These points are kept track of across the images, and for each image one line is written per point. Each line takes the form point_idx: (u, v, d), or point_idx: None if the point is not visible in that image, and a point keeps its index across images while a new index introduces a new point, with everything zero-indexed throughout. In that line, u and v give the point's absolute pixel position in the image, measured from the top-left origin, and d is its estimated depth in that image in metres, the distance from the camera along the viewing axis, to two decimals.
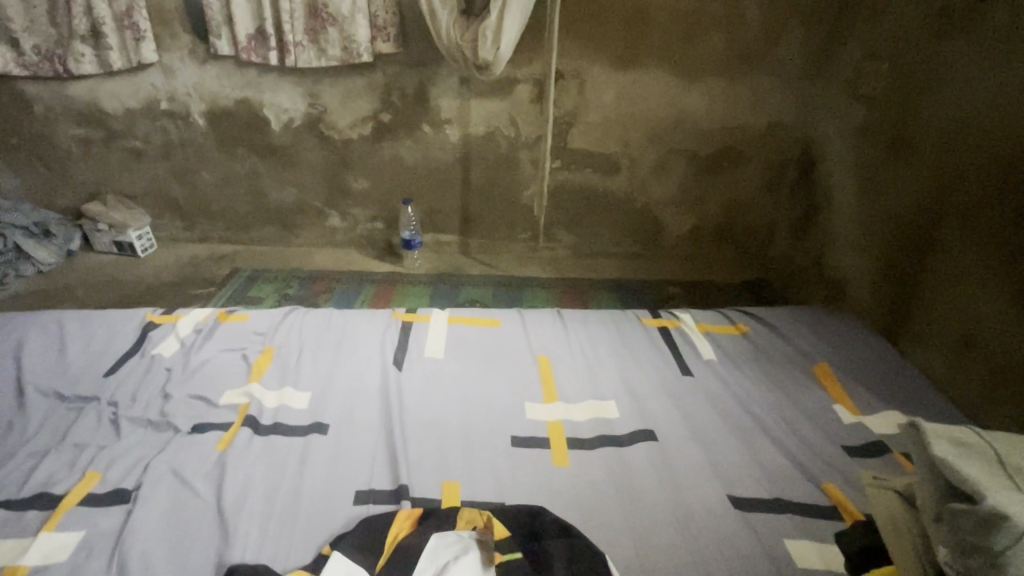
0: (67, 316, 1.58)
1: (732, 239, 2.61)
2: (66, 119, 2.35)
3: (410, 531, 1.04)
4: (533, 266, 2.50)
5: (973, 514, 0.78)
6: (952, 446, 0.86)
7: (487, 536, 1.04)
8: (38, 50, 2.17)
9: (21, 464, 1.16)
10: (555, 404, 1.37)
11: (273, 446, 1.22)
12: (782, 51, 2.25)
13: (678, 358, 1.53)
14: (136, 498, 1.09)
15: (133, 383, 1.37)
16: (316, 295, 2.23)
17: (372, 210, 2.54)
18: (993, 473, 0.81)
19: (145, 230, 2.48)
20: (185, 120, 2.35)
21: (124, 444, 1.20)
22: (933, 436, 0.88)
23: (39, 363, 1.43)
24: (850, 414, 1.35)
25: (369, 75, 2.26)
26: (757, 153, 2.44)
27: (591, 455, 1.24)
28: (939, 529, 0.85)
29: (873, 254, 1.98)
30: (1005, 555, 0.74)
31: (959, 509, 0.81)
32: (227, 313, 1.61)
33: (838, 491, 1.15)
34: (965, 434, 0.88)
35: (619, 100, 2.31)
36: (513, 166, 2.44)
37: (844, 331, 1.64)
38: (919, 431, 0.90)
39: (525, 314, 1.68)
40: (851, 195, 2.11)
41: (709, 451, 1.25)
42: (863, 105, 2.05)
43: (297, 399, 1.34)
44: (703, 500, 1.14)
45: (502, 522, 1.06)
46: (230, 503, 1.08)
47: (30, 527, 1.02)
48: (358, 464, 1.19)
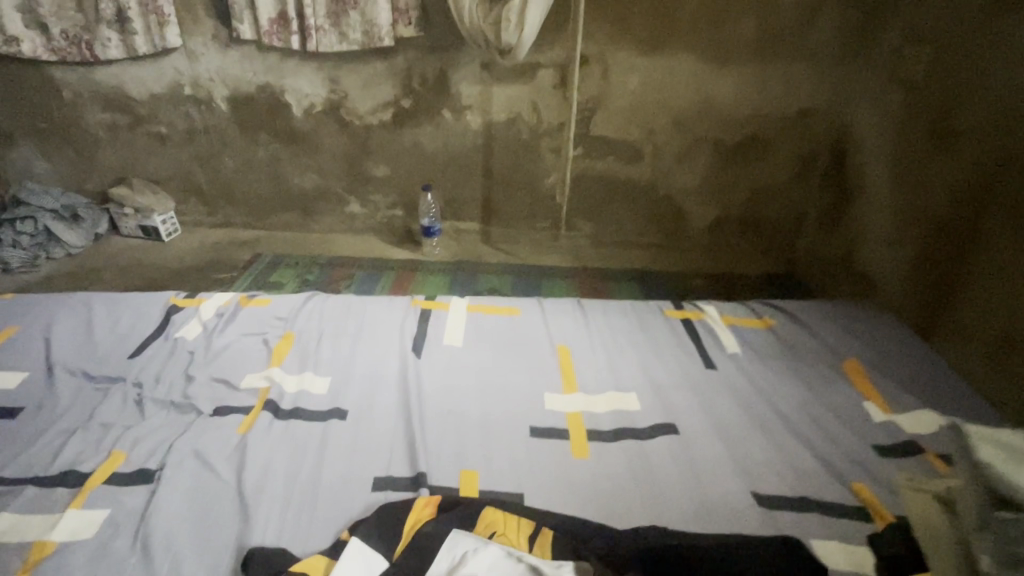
0: (95, 298, 1.61)
1: (758, 231, 2.53)
2: (94, 103, 2.38)
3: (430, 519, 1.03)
4: (553, 255, 2.46)
5: None
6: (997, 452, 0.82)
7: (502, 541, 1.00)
8: (66, 35, 2.20)
9: (50, 441, 1.18)
10: (575, 395, 1.35)
11: (294, 430, 1.22)
12: (817, 34, 2.15)
13: (701, 351, 1.49)
14: (159, 478, 1.10)
15: (157, 364, 1.39)
16: (335, 282, 2.24)
17: (392, 197, 2.53)
18: None
19: (170, 215, 2.52)
20: (209, 105, 2.37)
21: (149, 424, 1.22)
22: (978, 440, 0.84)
23: (68, 343, 1.46)
24: (880, 412, 1.30)
25: (390, 60, 2.24)
26: (787, 141, 2.35)
27: (611, 447, 1.22)
28: (981, 537, 0.81)
29: (909, 247, 1.91)
30: None
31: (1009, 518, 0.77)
32: (249, 297, 1.62)
33: (868, 491, 1.11)
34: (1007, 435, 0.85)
35: (644, 85, 2.25)
36: (534, 153, 2.41)
37: (875, 326, 1.58)
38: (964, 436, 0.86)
39: (544, 303, 1.66)
40: (886, 186, 2.03)
41: (731, 446, 1.23)
42: (903, 91, 1.96)
43: (317, 384, 1.34)
44: (726, 497, 1.11)
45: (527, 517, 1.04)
46: (250, 486, 1.09)
47: (58, 504, 1.04)
48: (376, 450, 1.19)
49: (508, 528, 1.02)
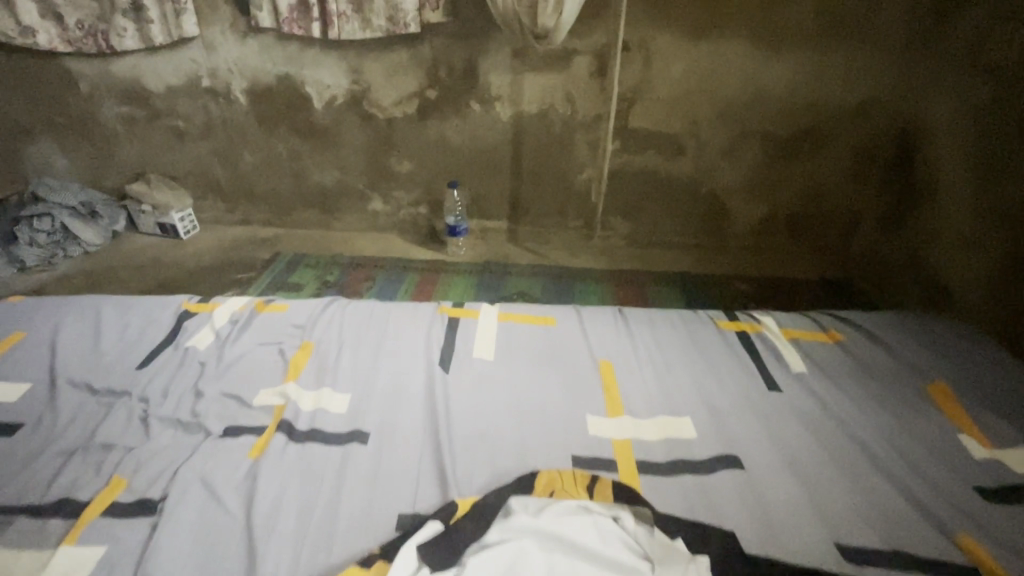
0: (105, 303, 1.52)
1: (811, 231, 2.33)
2: (110, 96, 2.30)
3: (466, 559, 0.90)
4: (586, 256, 2.31)
5: None
6: None
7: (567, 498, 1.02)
8: (82, 26, 2.12)
9: (47, 463, 1.08)
10: (622, 419, 1.20)
11: (310, 455, 1.10)
12: (884, 14, 1.94)
13: (762, 370, 1.33)
14: (161, 510, 0.99)
15: (165, 378, 1.28)
16: (356, 284, 2.12)
17: (416, 193, 2.41)
18: None
19: (188, 212, 2.43)
20: (227, 98, 2.27)
21: (153, 446, 1.11)
22: None
23: (73, 351, 1.36)
24: (980, 446, 1.12)
25: (415, 48, 2.11)
26: (847, 133, 2.14)
27: (666, 482, 1.06)
28: None
29: (998, 252, 1.71)
30: None
31: None
32: (264, 303, 1.52)
33: (977, 545, 0.93)
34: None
35: (690, 73, 2.07)
36: (567, 147, 2.25)
37: (963, 343, 1.39)
38: None
39: (582, 312, 1.51)
40: (968, 184, 1.83)
41: (808, 485, 1.06)
42: (989, 77, 1.76)
43: (336, 402, 1.22)
44: (808, 548, 0.95)
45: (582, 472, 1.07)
46: (260, 522, 0.97)
47: (51, 537, 0.94)
48: (401, 481, 1.06)
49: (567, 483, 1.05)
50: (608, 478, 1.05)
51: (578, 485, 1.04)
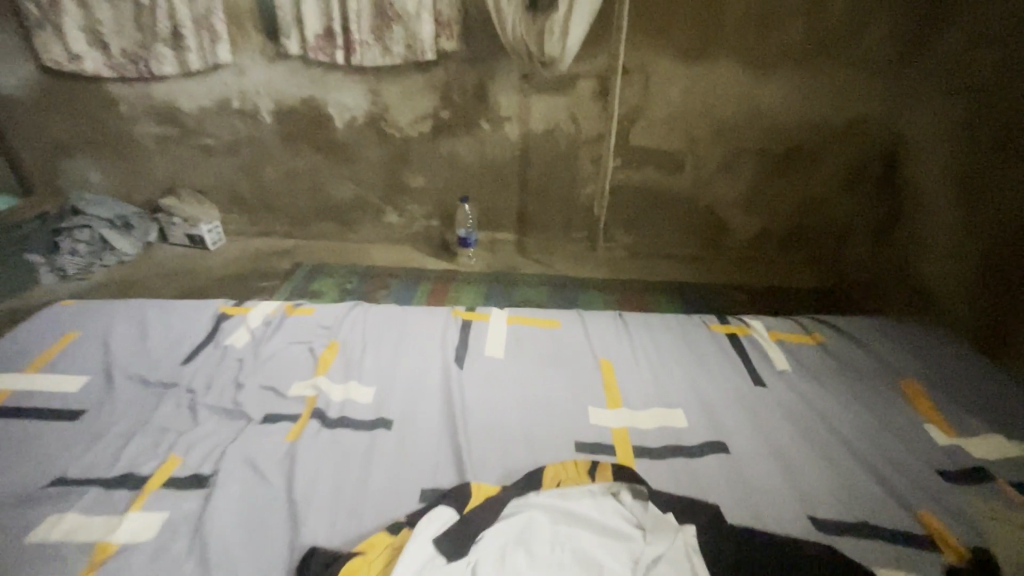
0: (149, 305, 1.67)
1: (804, 242, 2.46)
2: (147, 117, 2.48)
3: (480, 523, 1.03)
4: (589, 266, 2.44)
5: None
6: None
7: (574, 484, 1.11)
8: (125, 53, 2.30)
9: (109, 444, 1.22)
10: (620, 410, 1.32)
11: (341, 438, 1.23)
12: (870, 39, 2.09)
13: (749, 367, 1.45)
14: (212, 484, 1.12)
15: (208, 371, 1.43)
16: (373, 291, 2.27)
17: (429, 207, 2.56)
18: None
19: (215, 224, 2.59)
20: (255, 118, 2.44)
21: (202, 430, 1.25)
22: None
23: (124, 348, 1.51)
24: (944, 435, 1.23)
25: (430, 73, 2.28)
26: (837, 150, 2.28)
27: (659, 464, 1.19)
28: None
29: (974, 260, 1.83)
30: None
31: None
32: (294, 306, 1.66)
33: (935, 519, 1.05)
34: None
35: (686, 95, 2.23)
36: (571, 163, 2.40)
37: (935, 343, 1.51)
38: None
39: (585, 315, 1.64)
40: (948, 197, 1.96)
41: (787, 467, 1.18)
42: (966, 98, 1.89)
43: (362, 394, 1.35)
44: (784, 521, 1.06)
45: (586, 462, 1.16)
46: (300, 494, 1.10)
47: (119, 505, 1.08)
48: (423, 461, 1.19)
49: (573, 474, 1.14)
50: (609, 463, 1.15)
51: (580, 470, 1.14)
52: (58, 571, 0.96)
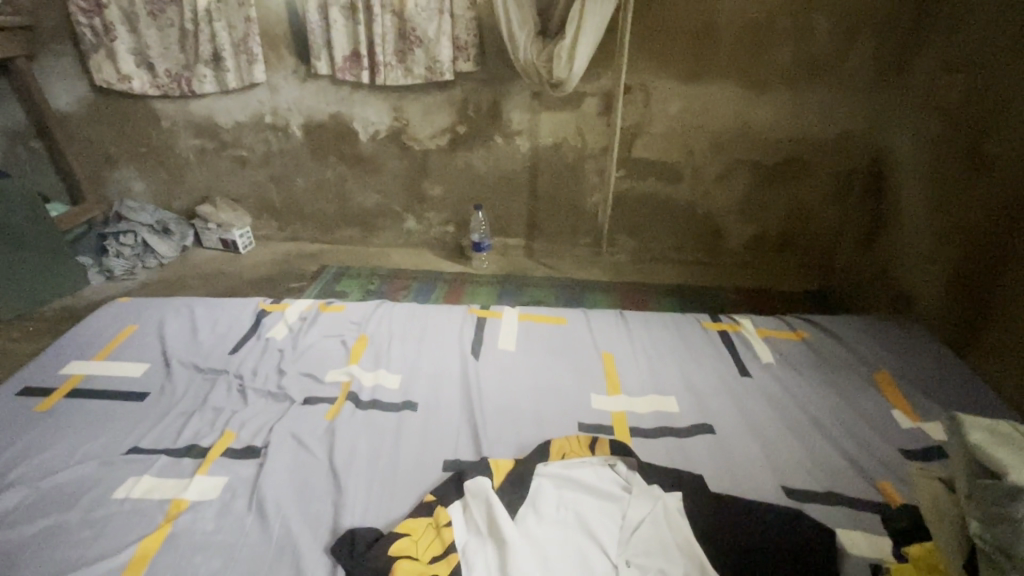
0: (196, 303, 1.86)
1: (794, 248, 2.61)
2: (187, 131, 2.69)
3: (499, 486, 1.19)
4: (594, 270, 2.61)
5: (997, 488, 0.84)
6: (987, 434, 0.91)
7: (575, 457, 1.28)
8: (169, 73, 2.52)
9: (174, 420, 1.41)
10: (619, 396, 1.49)
11: (373, 417, 1.41)
12: (853, 61, 2.25)
13: (737, 360, 1.61)
14: (264, 454, 1.30)
15: (253, 360, 1.61)
16: (394, 291, 2.45)
17: (445, 214, 2.74)
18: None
19: (246, 229, 2.80)
20: (285, 132, 2.65)
21: (252, 409, 1.44)
22: (970, 425, 0.93)
23: (178, 339, 1.70)
24: (907, 419, 1.39)
25: (448, 91, 2.47)
26: (825, 163, 2.44)
27: (652, 442, 1.35)
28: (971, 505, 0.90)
29: (944, 266, 1.98)
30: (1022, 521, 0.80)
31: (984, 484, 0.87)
32: (326, 304, 1.84)
33: (891, 488, 1.20)
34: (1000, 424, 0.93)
35: (684, 112, 2.39)
36: (578, 174, 2.58)
37: (907, 340, 1.65)
38: (957, 421, 0.96)
39: (589, 313, 1.81)
40: (922, 207, 2.11)
41: (766, 446, 1.33)
42: (937, 116, 2.05)
43: (390, 380, 1.53)
44: (761, 490, 1.22)
45: (586, 437, 1.32)
46: (340, 463, 1.28)
47: (188, 470, 1.26)
48: (445, 437, 1.36)
49: (573, 448, 1.30)
50: (606, 439, 1.32)
51: (581, 444, 1.31)
52: (142, 520, 1.15)
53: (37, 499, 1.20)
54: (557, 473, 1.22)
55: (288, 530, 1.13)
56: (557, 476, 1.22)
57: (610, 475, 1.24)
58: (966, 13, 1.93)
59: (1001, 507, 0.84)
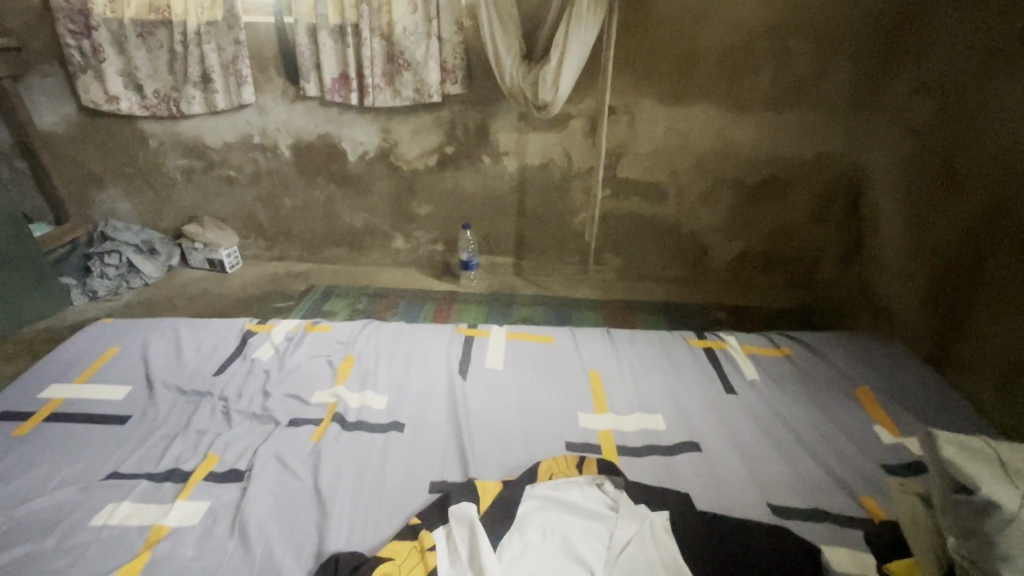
0: (181, 323, 1.85)
1: (778, 265, 2.66)
2: (175, 151, 2.69)
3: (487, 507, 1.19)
4: (582, 288, 2.63)
5: (970, 503, 0.86)
6: (960, 449, 0.91)
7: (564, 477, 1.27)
8: (158, 94, 2.53)
9: (156, 443, 1.39)
10: (606, 414, 1.49)
11: (359, 438, 1.40)
12: (829, 85, 2.33)
13: (722, 377, 1.62)
14: (248, 477, 1.29)
15: (238, 381, 1.60)
16: (382, 311, 2.44)
17: (433, 233, 2.76)
18: (995, 473, 0.87)
19: (233, 249, 2.78)
20: (274, 152, 2.66)
21: (236, 431, 1.42)
22: (943, 441, 0.93)
23: (162, 361, 1.68)
24: (889, 434, 1.40)
25: (436, 113, 2.50)
26: (805, 183, 2.50)
27: (639, 460, 1.35)
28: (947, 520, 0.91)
29: (920, 282, 2.02)
30: (996, 535, 0.82)
31: (959, 499, 0.88)
32: (313, 324, 1.84)
33: (873, 503, 1.22)
34: (970, 439, 0.93)
35: (668, 133, 2.45)
36: (565, 193, 2.61)
37: (888, 356, 1.68)
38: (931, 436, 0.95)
39: (576, 332, 1.82)
40: (898, 225, 2.17)
41: (751, 462, 1.34)
42: (910, 137, 2.12)
43: (377, 401, 1.52)
44: (746, 507, 1.23)
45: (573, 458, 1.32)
46: (325, 485, 1.26)
47: (168, 495, 1.24)
48: (432, 458, 1.35)
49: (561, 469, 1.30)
50: (593, 459, 1.32)
51: (569, 464, 1.31)
52: (120, 547, 1.12)
53: (12, 527, 1.17)
54: (546, 495, 1.22)
55: (271, 555, 1.11)
56: (547, 499, 1.21)
57: (598, 496, 1.23)
58: (936, 40, 2.02)
59: (975, 521, 0.85)
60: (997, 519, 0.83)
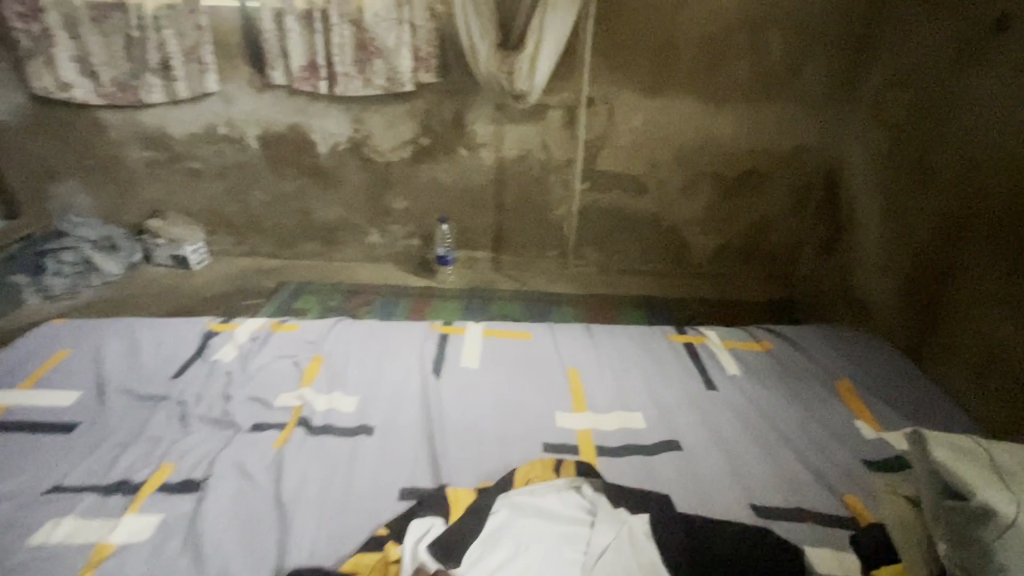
0: (138, 323, 1.74)
1: (757, 259, 2.65)
2: (136, 143, 2.56)
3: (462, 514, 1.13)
4: (562, 283, 2.58)
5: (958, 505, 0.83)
6: (952, 451, 0.88)
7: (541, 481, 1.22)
8: (114, 82, 2.40)
9: (105, 453, 1.30)
10: (585, 413, 1.44)
11: (325, 444, 1.33)
12: (808, 76, 2.31)
13: (703, 373, 1.59)
14: (204, 488, 1.21)
15: (198, 384, 1.51)
16: (356, 308, 2.36)
17: (409, 227, 2.68)
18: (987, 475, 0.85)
19: (200, 245, 2.66)
20: (241, 144, 2.55)
21: (193, 438, 1.34)
22: (934, 441, 0.90)
23: (116, 364, 1.58)
24: (871, 430, 1.38)
25: (409, 103, 2.42)
26: (783, 175, 2.49)
27: (618, 461, 1.30)
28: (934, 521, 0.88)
29: (897, 274, 2.01)
30: (994, 545, 0.80)
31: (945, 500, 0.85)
32: (279, 323, 1.75)
33: (857, 501, 1.19)
34: (960, 439, 0.91)
35: (647, 125, 2.40)
36: (544, 187, 2.55)
37: (869, 350, 1.66)
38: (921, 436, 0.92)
39: (554, 328, 1.77)
40: (875, 217, 2.16)
41: (733, 461, 1.31)
42: (887, 129, 2.11)
43: (345, 403, 1.45)
44: (728, 508, 1.19)
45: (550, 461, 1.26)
46: (287, 495, 1.19)
47: (117, 509, 1.15)
48: (401, 464, 1.29)
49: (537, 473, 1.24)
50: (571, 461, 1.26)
51: (546, 467, 1.24)
52: (61, 568, 1.04)
53: None
54: (523, 500, 1.17)
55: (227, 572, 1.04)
56: (524, 505, 1.17)
57: (576, 501, 1.19)
58: (913, 30, 2.00)
59: (973, 530, 0.82)
60: (994, 529, 0.80)
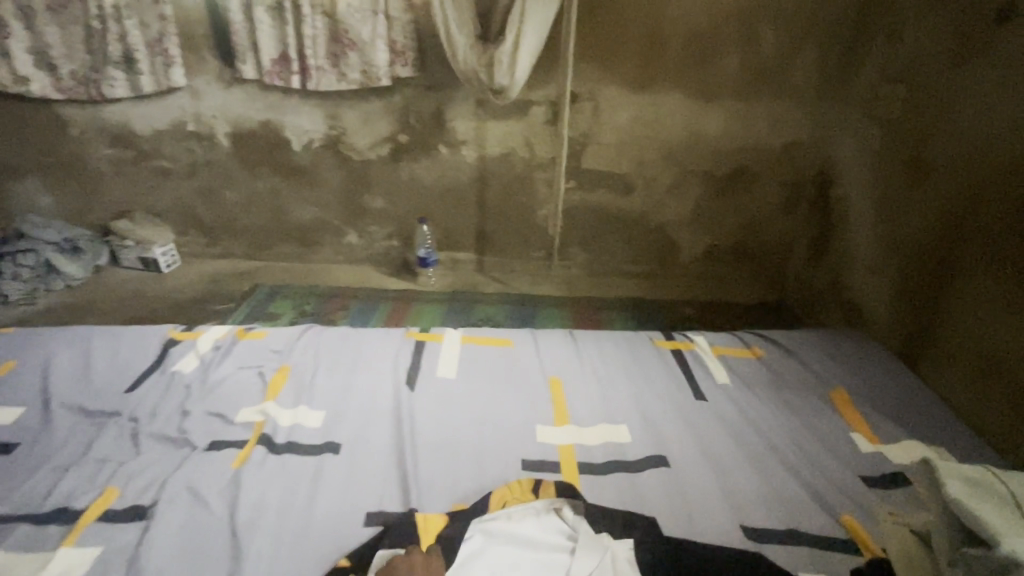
0: (93, 332, 1.63)
1: (747, 259, 2.59)
2: (100, 140, 2.44)
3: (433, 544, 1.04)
4: (547, 285, 2.49)
5: None
6: (965, 484, 0.85)
7: (519, 505, 1.13)
8: (74, 75, 2.27)
9: (45, 477, 1.19)
10: (567, 427, 1.36)
11: (287, 463, 1.23)
12: (798, 72, 2.25)
13: (692, 382, 1.51)
14: (151, 516, 1.11)
15: (153, 399, 1.40)
16: (331, 312, 2.25)
17: (389, 228, 2.58)
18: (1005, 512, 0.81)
19: (169, 247, 2.55)
20: (211, 141, 2.43)
21: (144, 459, 1.24)
22: (946, 474, 0.87)
23: (65, 376, 1.47)
24: (867, 443, 1.31)
25: (387, 98, 2.32)
26: (773, 173, 2.42)
27: (602, 479, 1.22)
28: None
29: (891, 275, 1.96)
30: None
31: None
32: (245, 331, 1.65)
33: (855, 523, 1.12)
34: (975, 472, 0.88)
35: (634, 122, 2.33)
36: (528, 185, 2.47)
37: (863, 356, 1.60)
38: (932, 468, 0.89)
39: (537, 334, 1.68)
40: (867, 217, 2.10)
41: (723, 478, 1.23)
42: (879, 125, 2.06)
43: (311, 418, 1.35)
44: (719, 531, 1.11)
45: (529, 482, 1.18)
46: (243, 522, 1.10)
47: (52, 541, 1.05)
48: (369, 485, 1.20)
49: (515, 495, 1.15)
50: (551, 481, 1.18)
51: (525, 489, 1.16)
52: None
53: None
54: (499, 527, 1.09)
55: None
56: (500, 532, 1.08)
57: (556, 525, 1.10)
58: (905, 24, 1.95)
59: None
60: None
